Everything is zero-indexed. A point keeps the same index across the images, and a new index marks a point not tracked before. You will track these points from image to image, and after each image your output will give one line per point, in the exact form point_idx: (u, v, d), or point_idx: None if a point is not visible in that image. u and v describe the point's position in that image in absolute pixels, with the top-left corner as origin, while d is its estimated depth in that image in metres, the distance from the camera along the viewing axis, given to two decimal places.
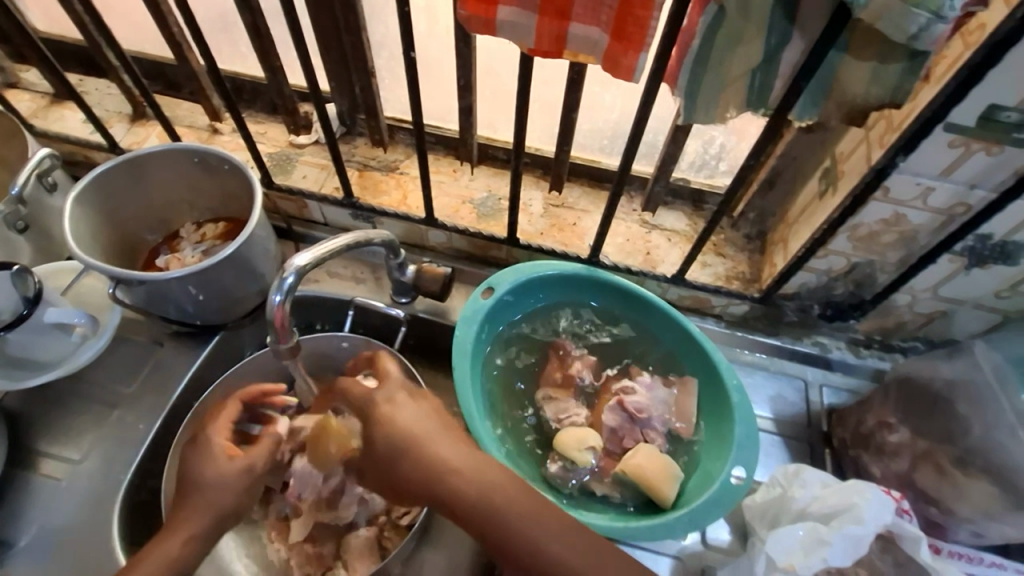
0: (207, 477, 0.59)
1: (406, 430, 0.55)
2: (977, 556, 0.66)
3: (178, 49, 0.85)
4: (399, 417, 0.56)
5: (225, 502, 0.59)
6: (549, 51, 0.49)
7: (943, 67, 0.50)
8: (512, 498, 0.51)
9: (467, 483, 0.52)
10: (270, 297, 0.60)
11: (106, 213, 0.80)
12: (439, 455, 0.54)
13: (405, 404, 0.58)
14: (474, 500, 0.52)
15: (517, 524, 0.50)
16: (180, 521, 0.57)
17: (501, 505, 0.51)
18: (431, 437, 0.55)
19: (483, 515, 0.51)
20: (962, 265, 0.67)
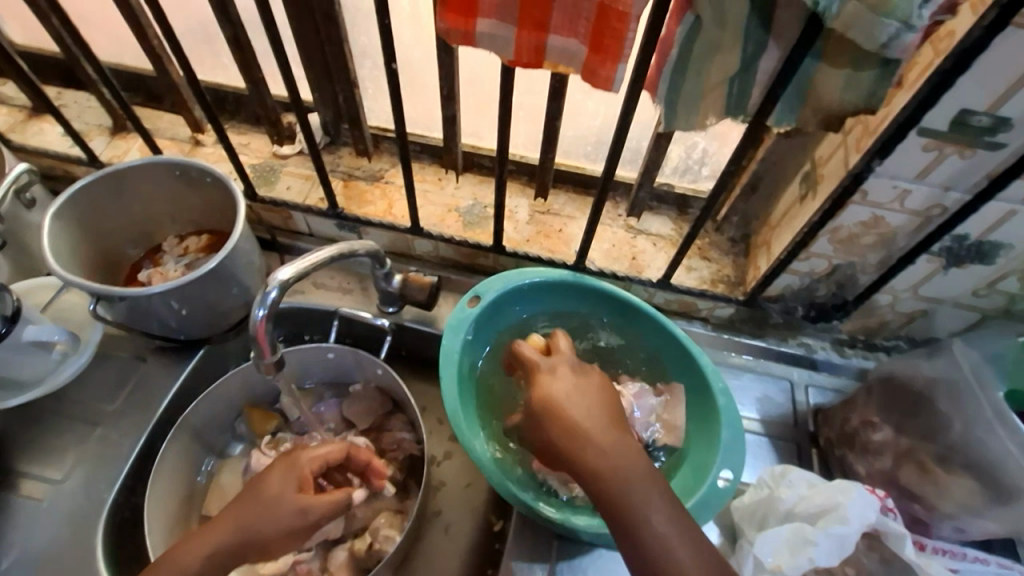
0: (267, 499, 0.59)
1: (564, 398, 0.56)
2: (959, 552, 0.66)
3: (158, 61, 0.84)
4: (562, 391, 0.57)
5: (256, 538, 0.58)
6: (528, 62, 0.49)
7: (916, 73, 0.51)
8: (650, 490, 0.51)
9: (608, 463, 0.52)
10: (253, 311, 0.59)
11: (86, 226, 0.79)
12: (591, 439, 0.53)
13: (558, 376, 0.59)
14: (612, 490, 0.51)
15: (647, 507, 0.50)
16: (217, 530, 0.57)
17: (639, 493, 0.50)
18: (583, 409, 0.55)
19: (626, 502, 0.50)
20: (940, 265, 0.68)
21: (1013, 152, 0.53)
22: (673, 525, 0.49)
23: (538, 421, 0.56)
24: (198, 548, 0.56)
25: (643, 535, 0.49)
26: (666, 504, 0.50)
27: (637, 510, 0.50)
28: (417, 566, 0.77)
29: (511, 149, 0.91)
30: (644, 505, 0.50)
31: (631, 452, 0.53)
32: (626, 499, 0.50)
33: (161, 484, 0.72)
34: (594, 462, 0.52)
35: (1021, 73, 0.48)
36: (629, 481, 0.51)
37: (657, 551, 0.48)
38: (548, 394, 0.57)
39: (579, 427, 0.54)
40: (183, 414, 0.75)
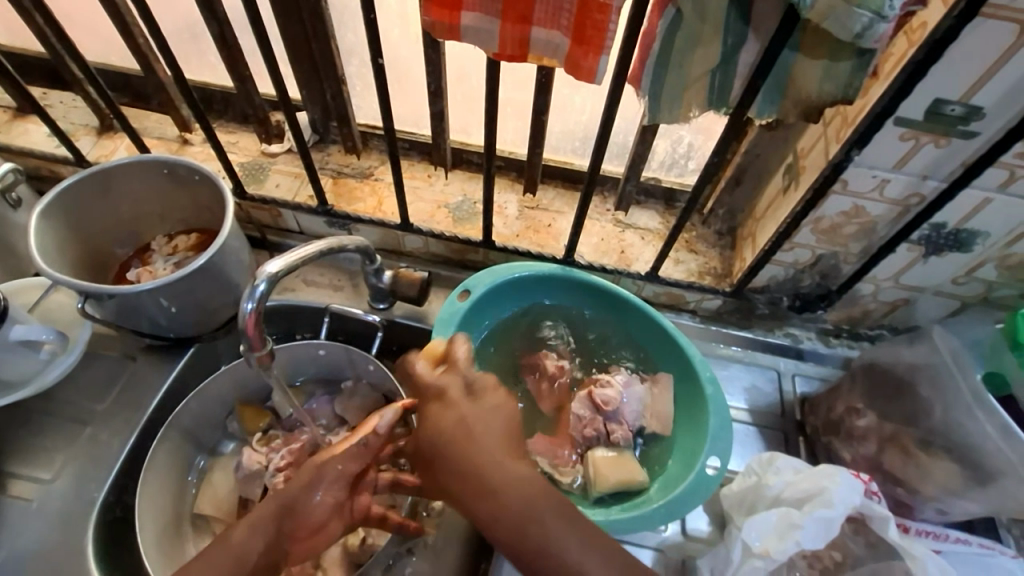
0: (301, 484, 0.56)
1: (457, 422, 0.54)
2: (943, 533, 0.68)
3: (145, 60, 0.84)
4: (462, 409, 0.55)
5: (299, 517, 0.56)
6: (513, 55, 0.50)
7: (891, 64, 0.52)
8: (544, 508, 0.49)
9: (500, 481, 0.51)
10: (242, 305, 0.60)
11: (73, 226, 0.79)
12: (484, 470, 0.51)
13: (461, 396, 0.56)
14: (510, 512, 0.49)
15: (547, 526, 0.48)
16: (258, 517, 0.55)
17: (538, 514, 0.49)
18: (472, 428, 0.54)
19: (523, 525, 0.48)
20: (920, 253, 0.70)
21: (986, 140, 0.55)
22: (575, 538, 0.48)
23: (443, 444, 0.53)
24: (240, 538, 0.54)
25: (541, 557, 0.47)
26: (559, 526, 0.48)
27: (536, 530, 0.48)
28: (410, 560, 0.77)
29: (500, 145, 0.91)
30: (543, 523, 0.48)
31: (516, 474, 0.51)
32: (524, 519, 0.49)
33: (152, 482, 0.72)
34: (479, 478, 0.51)
35: (991, 62, 0.49)
36: (523, 503, 0.49)
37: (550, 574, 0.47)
38: (440, 423, 0.54)
39: (475, 452, 0.52)
40: (174, 412, 0.75)
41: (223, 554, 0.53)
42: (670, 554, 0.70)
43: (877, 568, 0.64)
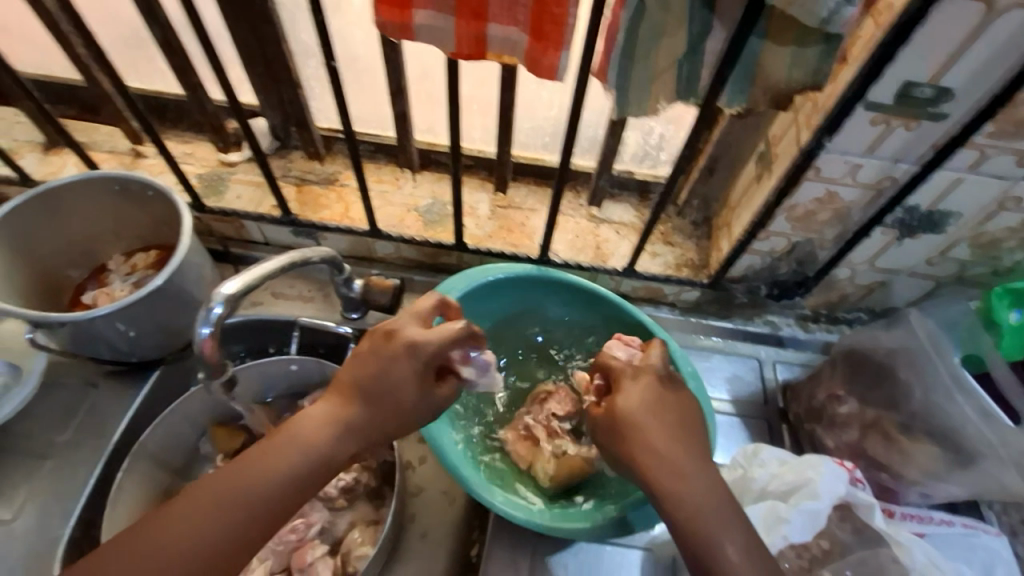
0: (402, 373, 0.52)
1: (642, 417, 0.52)
2: (927, 516, 0.68)
3: (86, 70, 0.79)
4: (644, 413, 0.52)
5: (382, 419, 0.52)
6: (470, 54, 0.47)
7: (859, 47, 0.51)
8: (716, 509, 0.49)
9: (675, 462, 0.50)
10: (198, 329, 0.57)
11: (20, 252, 0.75)
12: (658, 447, 0.51)
13: (635, 386, 0.54)
14: (689, 526, 0.48)
15: (716, 526, 0.48)
16: (321, 416, 0.51)
17: (715, 526, 0.48)
18: (649, 411, 0.52)
19: (694, 526, 0.48)
20: (894, 236, 0.69)
21: (956, 121, 0.54)
22: (740, 543, 0.48)
23: (615, 440, 0.53)
24: (321, 429, 0.51)
25: (709, 561, 0.47)
26: (730, 527, 0.48)
27: (701, 525, 0.48)
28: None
29: (468, 144, 0.89)
30: (720, 536, 0.48)
31: (707, 475, 0.50)
32: (700, 540, 0.48)
33: (121, 519, 0.68)
34: (652, 453, 0.51)
35: (959, 44, 0.49)
36: (701, 506, 0.49)
37: None
38: (625, 402, 0.53)
39: (649, 455, 0.51)
40: (138, 441, 0.72)
41: (303, 452, 0.50)
42: (660, 553, 0.69)
43: (864, 555, 0.63)
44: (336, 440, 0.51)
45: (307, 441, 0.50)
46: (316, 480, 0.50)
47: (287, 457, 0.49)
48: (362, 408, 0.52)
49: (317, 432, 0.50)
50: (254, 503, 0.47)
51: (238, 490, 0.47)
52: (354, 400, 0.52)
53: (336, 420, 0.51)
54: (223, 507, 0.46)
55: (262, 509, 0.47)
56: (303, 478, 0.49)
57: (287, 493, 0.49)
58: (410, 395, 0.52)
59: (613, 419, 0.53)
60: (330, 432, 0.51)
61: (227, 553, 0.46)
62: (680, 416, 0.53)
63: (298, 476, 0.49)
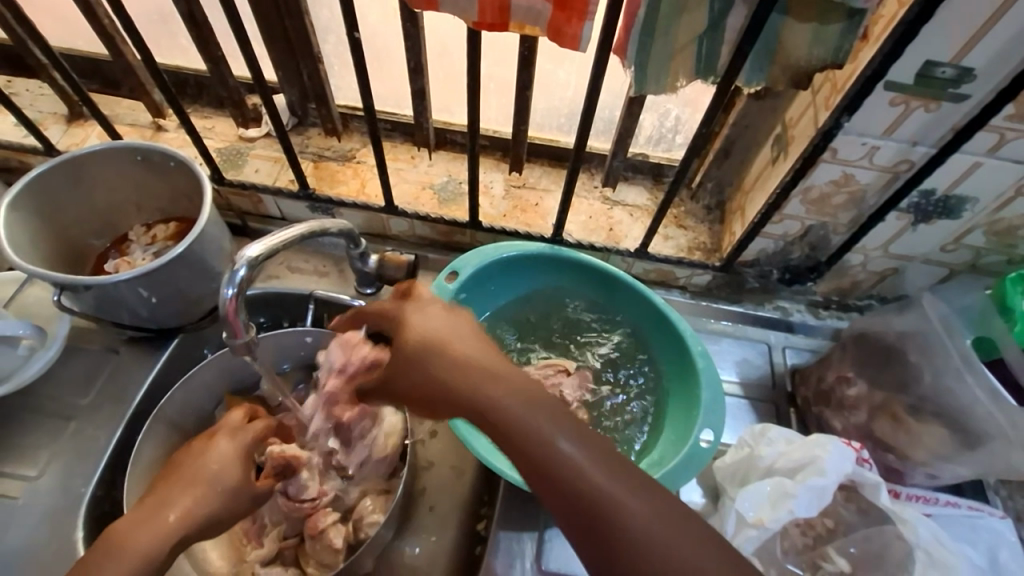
0: (230, 476, 0.60)
1: (445, 335, 0.50)
2: (932, 497, 0.68)
3: (111, 42, 0.80)
4: (447, 333, 0.50)
5: (213, 517, 0.58)
6: (494, 24, 0.49)
7: (881, 26, 0.51)
8: (545, 424, 0.43)
9: (504, 382, 0.46)
10: (222, 291, 0.58)
11: (46, 219, 0.77)
12: (476, 377, 0.46)
13: (424, 315, 0.52)
14: (534, 448, 0.42)
15: (552, 437, 0.42)
16: (173, 513, 0.56)
17: (548, 435, 0.42)
18: (451, 337, 0.50)
19: (528, 448, 0.42)
20: (909, 221, 0.69)
21: (977, 102, 0.54)
22: (588, 451, 0.42)
23: (432, 369, 0.49)
24: (161, 525, 0.54)
25: (564, 483, 0.41)
26: (567, 431, 0.42)
27: (537, 444, 0.42)
28: (406, 543, 0.77)
29: (484, 124, 0.90)
30: (565, 450, 0.41)
31: (523, 388, 0.45)
32: (554, 457, 0.41)
33: (142, 478, 0.70)
34: (473, 379, 0.46)
35: (983, 21, 0.49)
36: (535, 423, 0.43)
37: (587, 501, 0.40)
38: (424, 331, 0.51)
39: (468, 376, 0.47)
40: (160, 405, 0.73)
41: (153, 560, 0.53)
42: None
43: (869, 533, 0.64)
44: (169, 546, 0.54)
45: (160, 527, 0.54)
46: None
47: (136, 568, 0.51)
48: (194, 511, 0.57)
49: (160, 522, 0.55)
50: None
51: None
52: (183, 486, 0.58)
53: (174, 525, 0.55)
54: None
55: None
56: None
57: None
58: (232, 491, 0.60)
59: (414, 351, 0.50)
60: (163, 533, 0.54)
61: None
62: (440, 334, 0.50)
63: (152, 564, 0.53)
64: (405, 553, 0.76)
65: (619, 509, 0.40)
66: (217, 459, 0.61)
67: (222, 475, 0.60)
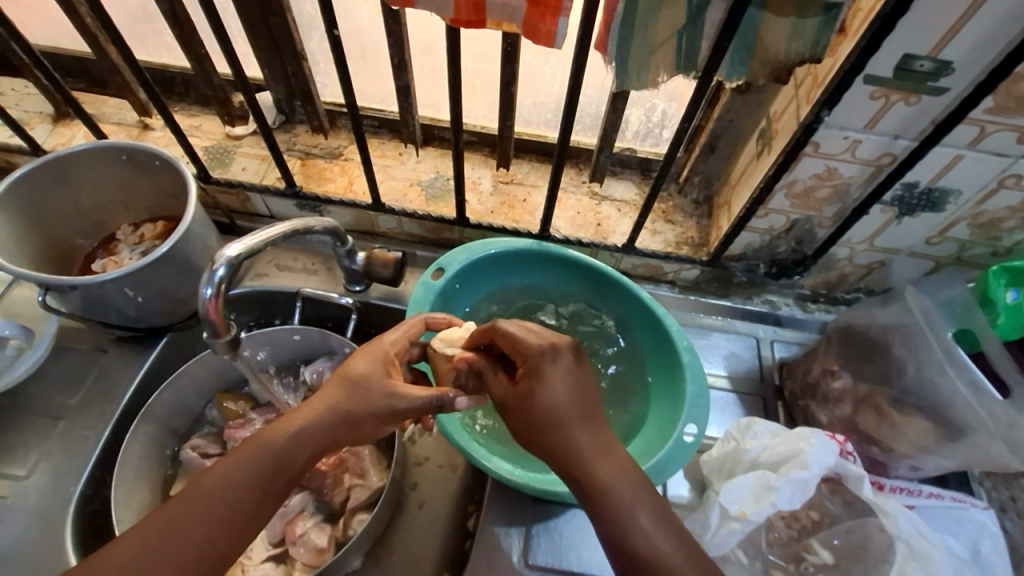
0: (367, 378, 0.55)
1: (544, 385, 0.53)
2: (915, 489, 0.69)
3: (95, 41, 0.80)
4: (551, 380, 0.53)
5: (342, 419, 0.53)
6: (470, 21, 0.50)
7: (860, 19, 0.51)
8: (627, 488, 0.49)
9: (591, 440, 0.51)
10: (201, 291, 0.58)
11: (32, 219, 0.77)
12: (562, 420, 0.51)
13: (543, 360, 0.54)
14: (607, 513, 0.48)
15: (634, 509, 0.48)
16: (308, 411, 0.53)
17: (628, 498, 0.48)
18: (553, 387, 0.52)
19: (608, 509, 0.48)
20: (893, 214, 0.69)
21: (956, 96, 0.55)
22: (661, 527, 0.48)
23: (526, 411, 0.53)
24: (290, 427, 0.52)
25: (629, 541, 0.47)
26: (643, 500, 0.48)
27: (613, 501, 0.48)
28: (395, 539, 0.77)
29: (471, 120, 0.90)
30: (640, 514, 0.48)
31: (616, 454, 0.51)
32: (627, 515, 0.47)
33: (131, 478, 0.70)
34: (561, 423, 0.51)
35: (959, 15, 0.49)
36: (619, 489, 0.48)
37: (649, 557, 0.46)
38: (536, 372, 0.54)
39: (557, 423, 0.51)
40: (147, 405, 0.73)
41: (263, 458, 0.51)
42: None
43: (853, 525, 0.65)
44: (291, 446, 0.51)
45: (303, 424, 0.53)
46: (280, 482, 0.51)
47: (245, 465, 0.51)
48: (325, 412, 0.53)
49: (300, 421, 0.53)
50: (229, 497, 0.49)
51: (220, 495, 0.49)
52: (329, 394, 0.54)
53: (301, 423, 0.52)
54: (198, 521, 0.49)
55: (233, 513, 0.49)
56: (265, 479, 0.51)
57: (250, 497, 0.50)
58: (367, 392, 0.54)
59: (529, 392, 0.53)
60: (294, 438, 0.52)
61: (222, 534, 0.49)
62: (576, 395, 0.53)
63: (269, 465, 0.51)
64: (393, 550, 0.76)
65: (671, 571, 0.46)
66: (362, 371, 0.55)
67: (360, 388, 0.54)
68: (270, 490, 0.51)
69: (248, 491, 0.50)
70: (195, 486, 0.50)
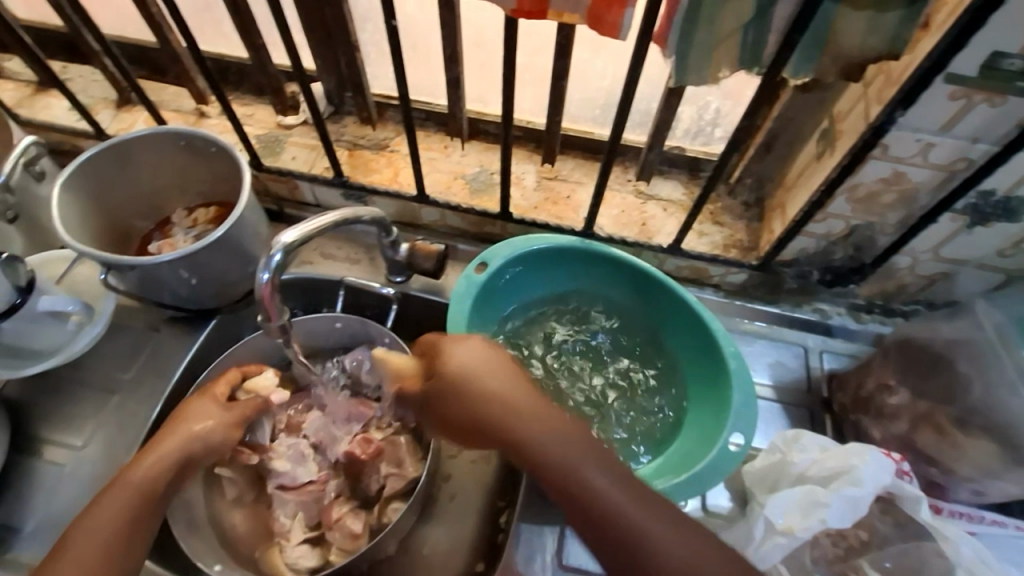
0: (196, 408, 0.65)
1: (465, 375, 0.54)
2: (977, 515, 0.66)
3: (159, 29, 0.83)
4: (468, 370, 0.54)
5: (189, 440, 0.62)
6: (531, 11, 0.49)
7: (944, 13, 0.48)
8: (603, 478, 0.50)
9: (549, 432, 0.51)
10: (258, 275, 0.60)
11: (95, 200, 0.80)
12: (518, 418, 0.52)
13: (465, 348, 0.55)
14: (575, 490, 0.50)
15: (614, 498, 0.49)
16: (164, 444, 0.61)
17: (602, 492, 0.49)
18: (510, 387, 0.53)
19: (587, 499, 0.49)
20: (964, 223, 0.65)
21: None
22: (648, 512, 0.49)
23: (462, 403, 0.54)
24: (150, 460, 0.59)
25: (613, 522, 0.48)
26: (624, 490, 0.49)
27: (577, 483, 0.49)
28: (427, 530, 0.77)
29: (518, 114, 0.89)
30: (614, 504, 0.49)
31: (579, 448, 0.51)
32: (597, 502, 0.49)
33: None
34: (520, 419, 0.52)
35: None
36: (588, 481, 0.50)
37: (628, 539, 0.48)
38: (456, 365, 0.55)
39: (516, 420, 0.52)
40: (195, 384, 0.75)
41: (124, 493, 0.56)
42: None
43: (906, 547, 0.62)
44: (156, 471, 0.58)
45: (159, 457, 0.59)
46: (150, 506, 0.57)
47: (119, 499, 0.56)
48: (180, 442, 0.61)
49: (156, 454, 0.59)
50: (114, 526, 0.54)
51: (101, 532, 0.54)
52: (168, 433, 0.62)
53: (161, 453, 0.60)
54: (80, 561, 0.52)
55: (118, 539, 0.54)
56: (140, 504, 0.56)
57: (132, 521, 0.55)
58: (203, 419, 0.64)
59: (449, 382, 0.54)
60: (155, 468, 0.59)
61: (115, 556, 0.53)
62: (498, 378, 0.54)
63: (139, 492, 0.57)
64: (425, 540, 0.77)
65: (651, 549, 0.48)
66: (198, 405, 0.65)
67: (195, 420, 0.64)
68: (147, 513, 0.57)
69: (127, 515, 0.55)
70: (66, 547, 0.53)
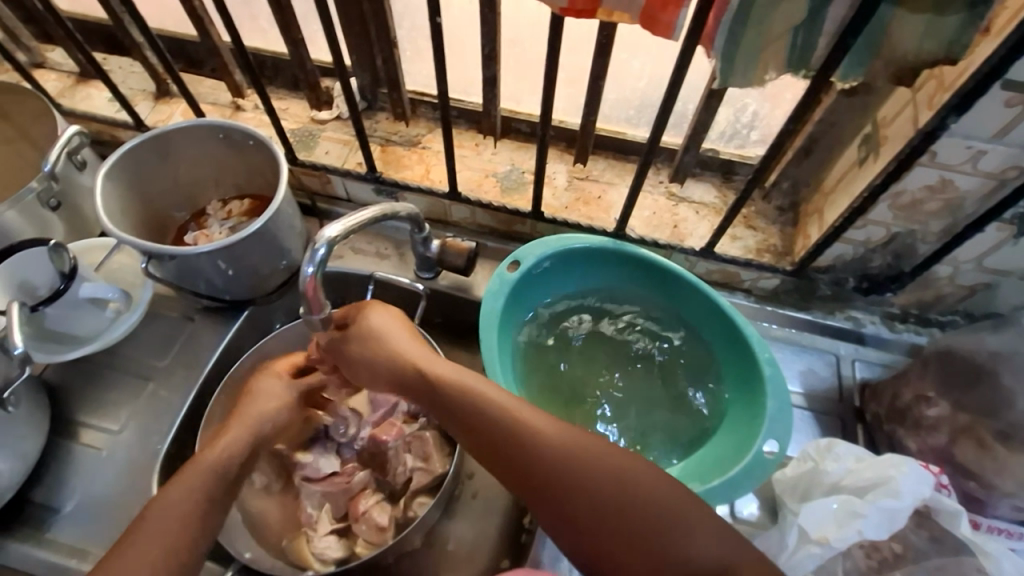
0: (263, 390, 0.66)
1: (378, 335, 0.61)
2: (1017, 532, 0.65)
3: (201, 23, 0.84)
4: (384, 334, 0.61)
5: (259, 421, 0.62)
6: (582, 10, 0.49)
7: (1005, 18, 0.47)
8: (508, 414, 0.54)
9: (458, 382, 0.57)
10: (303, 268, 0.60)
11: (135, 190, 0.81)
12: (434, 373, 0.58)
13: (374, 313, 0.63)
14: (491, 431, 0.54)
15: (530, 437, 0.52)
16: (237, 427, 0.61)
17: (522, 425, 0.53)
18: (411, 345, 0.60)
19: (502, 439, 0.53)
20: (1010, 233, 0.64)
21: None
22: (558, 434, 0.52)
23: (375, 360, 0.61)
24: (225, 442, 0.59)
25: (522, 456, 0.52)
26: (545, 426, 0.53)
27: (485, 421, 0.54)
28: (451, 526, 0.78)
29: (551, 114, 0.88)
30: (535, 436, 0.52)
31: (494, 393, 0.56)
32: (514, 438, 0.52)
33: None
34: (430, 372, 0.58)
35: None
36: (505, 420, 0.54)
37: (547, 469, 0.51)
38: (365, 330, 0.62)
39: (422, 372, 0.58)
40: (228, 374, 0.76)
41: (199, 473, 0.55)
42: None
43: (943, 562, 0.60)
44: (229, 452, 0.58)
45: (231, 439, 0.59)
46: (225, 487, 0.56)
47: (194, 479, 0.55)
48: (250, 426, 0.61)
49: (229, 436, 0.60)
50: (189, 505, 0.53)
51: (178, 511, 0.53)
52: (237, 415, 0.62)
53: (234, 434, 0.60)
54: (159, 535, 0.51)
55: (198, 523, 0.53)
56: (215, 485, 0.56)
57: (208, 501, 0.54)
58: (271, 406, 0.64)
59: (363, 342, 0.62)
60: (230, 450, 0.58)
61: (192, 535, 0.52)
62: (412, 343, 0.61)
63: (215, 472, 0.56)
64: (449, 536, 0.77)
65: (561, 471, 0.51)
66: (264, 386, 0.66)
67: (265, 404, 0.64)
68: (222, 495, 0.56)
69: (202, 495, 0.54)
70: (134, 535, 0.51)
